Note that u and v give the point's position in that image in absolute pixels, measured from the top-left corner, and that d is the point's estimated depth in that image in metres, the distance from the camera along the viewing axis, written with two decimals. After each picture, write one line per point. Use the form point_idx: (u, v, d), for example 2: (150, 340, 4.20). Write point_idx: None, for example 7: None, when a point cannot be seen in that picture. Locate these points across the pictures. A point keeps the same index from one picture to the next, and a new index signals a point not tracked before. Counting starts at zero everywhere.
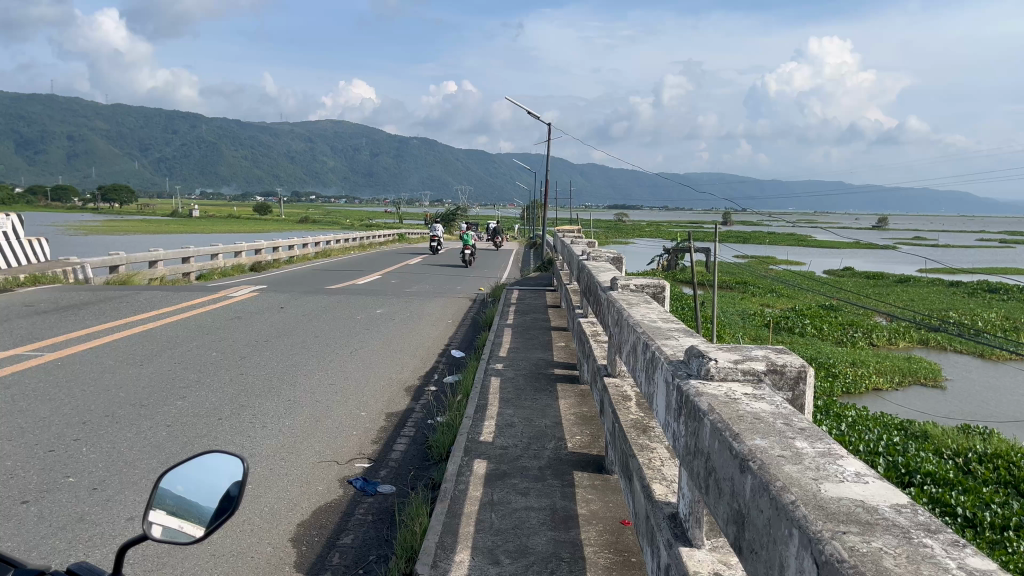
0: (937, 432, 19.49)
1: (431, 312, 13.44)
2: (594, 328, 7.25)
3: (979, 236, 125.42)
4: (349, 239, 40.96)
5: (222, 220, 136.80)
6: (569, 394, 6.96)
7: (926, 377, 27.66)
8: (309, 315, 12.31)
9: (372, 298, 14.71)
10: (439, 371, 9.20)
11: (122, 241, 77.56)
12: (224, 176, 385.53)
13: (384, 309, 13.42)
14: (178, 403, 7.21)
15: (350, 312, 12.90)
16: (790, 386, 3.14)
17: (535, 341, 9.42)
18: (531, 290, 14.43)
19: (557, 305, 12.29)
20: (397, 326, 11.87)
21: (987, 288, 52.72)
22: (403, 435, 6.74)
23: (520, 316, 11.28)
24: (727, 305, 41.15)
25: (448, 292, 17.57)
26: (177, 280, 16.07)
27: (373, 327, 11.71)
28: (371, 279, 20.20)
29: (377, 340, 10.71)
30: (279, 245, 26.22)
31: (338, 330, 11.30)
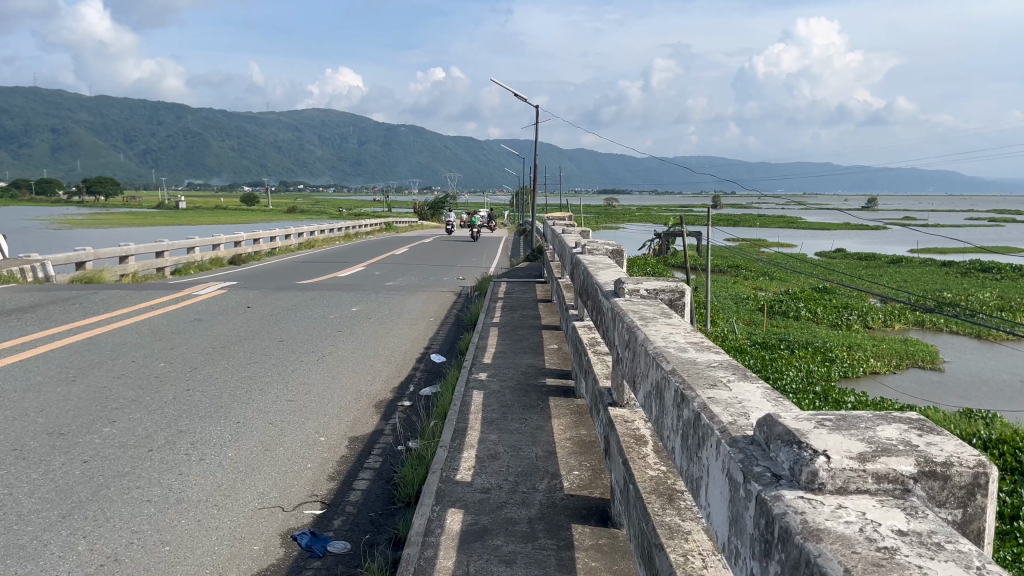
0: (938, 417, 19.03)
1: (413, 309, 12.84)
2: (591, 336, 6.62)
3: (970, 215, 125.37)
4: (336, 229, 40.64)
5: (215, 213, 137.97)
6: (564, 413, 6.34)
7: (924, 360, 27.21)
8: (277, 315, 11.68)
9: (350, 294, 14.11)
10: (416, 381, 8.56)
11: (114, 233, 78.30)
12: (211, 167, 384.89)
13: (361, 307, 12.80)
14: (102, 432, 6.56)
15: (324, 310, 12.28)
16: (958, 502, 1.99)
17: (522, 344, 8.77)
18: (520, 283, 13.83)
19: (547, 300, 11.69)
20: (370, 327, 11.24)
21: (980, 267, 52.40)
22: (367, 469, 6.11)
23: (506, 313, 10.65)
24: (720, 289, 40.72)
25: (434, 285, 17.00)
26: (148, 276, 15.47)
27: (345, 328, 11.09)
28: (354, 271, 19.68)
29: (346, 344, 10.08)
30: (262, 236, 25.70)
31: (305, 332, 10.66)
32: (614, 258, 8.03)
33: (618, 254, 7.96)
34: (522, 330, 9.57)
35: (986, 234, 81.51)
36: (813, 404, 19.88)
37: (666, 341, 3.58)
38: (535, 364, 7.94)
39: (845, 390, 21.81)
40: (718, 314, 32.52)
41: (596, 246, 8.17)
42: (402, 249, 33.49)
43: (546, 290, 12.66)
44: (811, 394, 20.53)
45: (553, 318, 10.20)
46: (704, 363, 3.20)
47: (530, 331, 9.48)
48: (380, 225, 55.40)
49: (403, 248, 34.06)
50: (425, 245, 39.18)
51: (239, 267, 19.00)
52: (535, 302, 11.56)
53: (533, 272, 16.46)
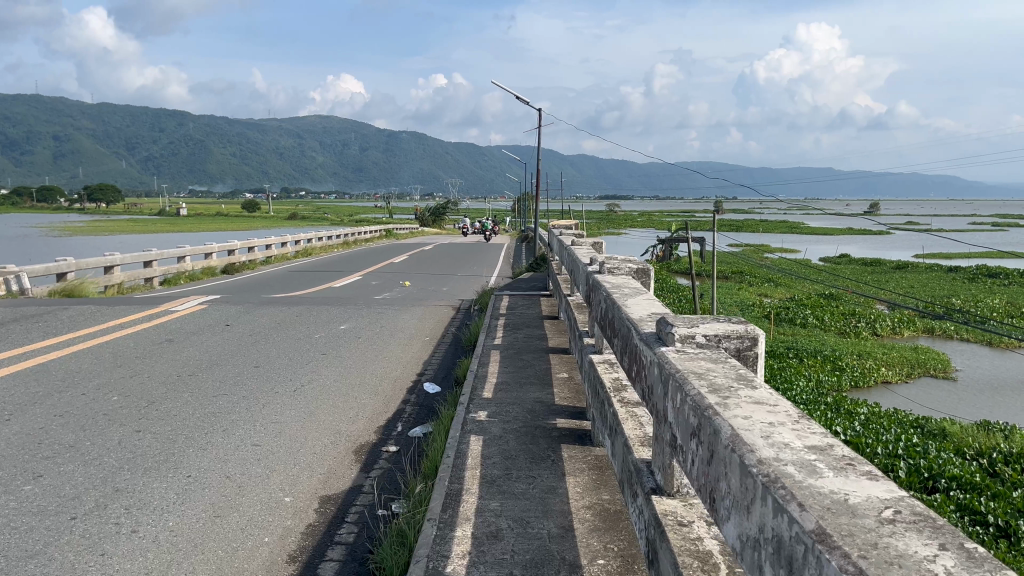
0: (956, 429, 18.37)
1: (407, 327, 12.22)
2: (613, 376, 5.95)
3: (972, 220, 124.77)
4: (335, 236, 40.15)
5: (214, 220, 137.87)
6: (581, 468, 5.63)
7: (936, 368, 26.50)
8: (257, 336, 11.05)
9: (340, 309, 13.49)
10: (404, 420, 7.92)
11: (113, 241, 78.11)
12: (213, 174, 385.33)
13: (352, 324, 12.18)
14: (22, 491, 5.84)
15: (312, 329, 11.67)
16: None
17: (526, 374, 8.12)
18: (522, 297, 13.21)
19: (552, 317, 11.07)
20: (356, 349, 10.59)
21: (988, 272, 51.73)
22: (341, 541, 5.39)
23: (508, 334, 10.01)
24: (725, 295, 40.12)
25: (432, 298, 16.38)
26: (134, 288, 14.87)
27: (329, 350, 10.44)
28: (348, 282, 19.07)
29: (327, 372, 9.40)
30: (256, 244, 25.13)
31: (283, 357, 9.99)
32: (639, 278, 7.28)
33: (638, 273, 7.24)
34: (525, 354, 8.94)
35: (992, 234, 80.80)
36: (825, 415, 19.20)
37: (773, 445, 2.39)
38: (542, 400, 7.28)
39: (857, 400, 21.13)
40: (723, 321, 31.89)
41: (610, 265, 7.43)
42: (401, 256, 32.99)
43: (551, 306, 12.03)
44: (822, 405, 19.86)
45: (559, 340, 9.54)
46: (834, 489, 2.11)
47: (536, 356, 8.84)
48: (380, 232, 54.91)
49: (401, 256, 33.51)
50: (425, 251, 38.70)
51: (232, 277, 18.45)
52: (540, 320, 10.92)
53: (536, 283, 15.84)
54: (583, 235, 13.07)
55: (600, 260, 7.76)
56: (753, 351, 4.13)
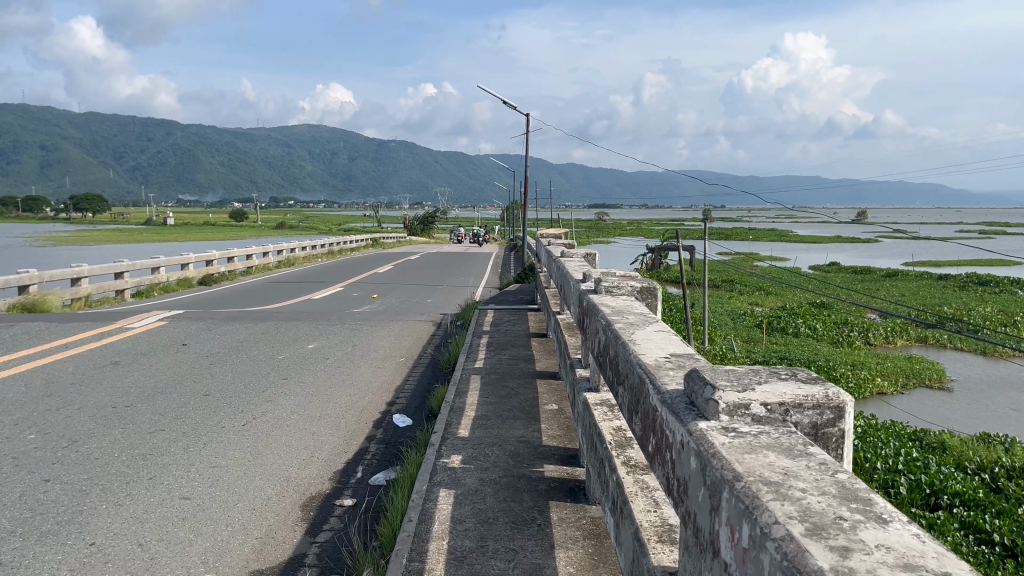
0: (955, 442, 17.93)
1: (383, 345, 11.66)
2: (609, 424, 5.24)
3: (962, 228, 125.09)
4: (322, 244, 39.84)
5: (203, 229, 138.24)
6: (573, 532, 4.90)
7: (931, 378, 26.06)
8: (216, 357, 10.40)
9: (312, 325, 12.94)
10: (365, 464, 7.11)
11: (102, 250, 78.52)
12: (201, 184, 385.21)
13: (323, 343, 11.58)
14: None
15: (279, 348, 11.08)
16: None
17: (509, 406, 7.48)
18: (507, 312, 12.67)
19: (540, 335, 10.51)
20: (319, 374, 9.89)
21: (980, 280, 51.49)
22: None
23: (490, 357, 9.41)
24: (716, 304, 39.77)
25: (413, 311, 15.82)
26: (104, 300, 14.35)
27: (289, 376, 9.74)
28: (327, 294, 18.55)
29: (283, 403, 8.66)
30: (236, 254, 24.65)
31: (236, 385, 9.26)
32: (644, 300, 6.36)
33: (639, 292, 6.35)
34: (508, 381, 8.30)
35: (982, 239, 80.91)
36: None
37: None
38: (527, 439, 6.64)
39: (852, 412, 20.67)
40: (715, 331, 31.47)
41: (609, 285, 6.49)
42: (387, 266, 32.63)
43: (539, 324, 11.42)
44: None
45: (545, 364, 8.93)
46: None
47: (523, 385, 8.18)
48: (367, 240, 54.74)
49: (387, 266, 33.13)
50: (411, 261, 38.37)
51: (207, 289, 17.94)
52: (525, 339, 10.32)
53: (523, 297, 15.27)
54: (573, 247, 12.48)
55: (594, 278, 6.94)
56: (837, 429, 2.96)
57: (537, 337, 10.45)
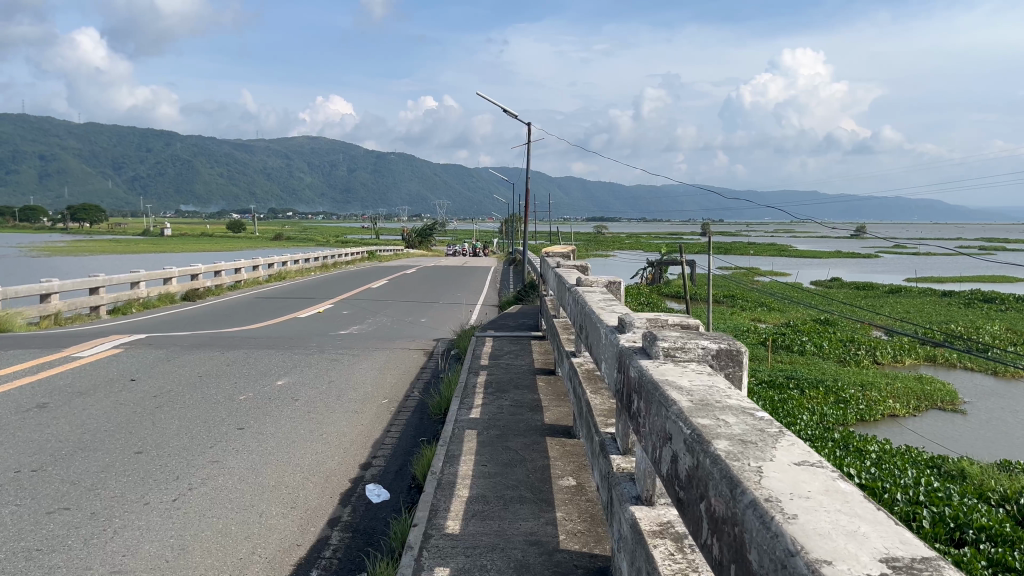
0: (975, 472, 16.91)
1: (364, 383, 10.43)
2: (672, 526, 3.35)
3: (959, 242, 125.32)
4: (317, 257, 39.22)
5: (200, 241, 137.88)
6: None
7: (944, 402, 25.01)
8: (163, 399, 9.05)
9: (285, 357, 11.74)
10: (321, 567, 5.30)
11: (97, 261, 78.12)
12: (200, 194, 385.04)
13: (293, 379, 10.34)
14: None
15: (241, 385, 9.87)
16: None
17: (514, 478, 5.70)
18: (507, 343, 11.48)
19: (545, 372, 9.19)
20: (282, 424, 8.33)
21: (983, 297, 50.70)
22: None
23: (489, 403, 7.66)
24: (719, 321, 38.88)
25: (400, 337, 14.68)
26: (75, 318, 13.64)
27: (244, 427, 8.17)
28: (312, 314, 17.47)
29: (230, 466, 7.00)
30: (223, 270, 23.72)
31: (177, 440, 7.64)
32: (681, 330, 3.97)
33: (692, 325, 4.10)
34: (511, 442, 6.50)
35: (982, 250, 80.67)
36: (832, 452, 17.72)
37: None
38: (537, 541, 4.71)
39: (865, 437, 19.63)
40: None
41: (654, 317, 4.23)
42: (382, 282, 31.83)
43: (543, 358, 10.08)
44: (828, 442, 18.38)
45: (554, 413, 7.30)
46: None
47: (531, 449, 6.29)
48: (363, 254, 54.11)
49: (381, 281, 32.33)
50: (408, 276, 37.61)
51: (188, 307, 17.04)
52: (531, 378, 8.81)
53: (523, 323, 14.09)
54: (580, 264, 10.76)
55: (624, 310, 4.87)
56: None
57: (543, 375, 9.03)
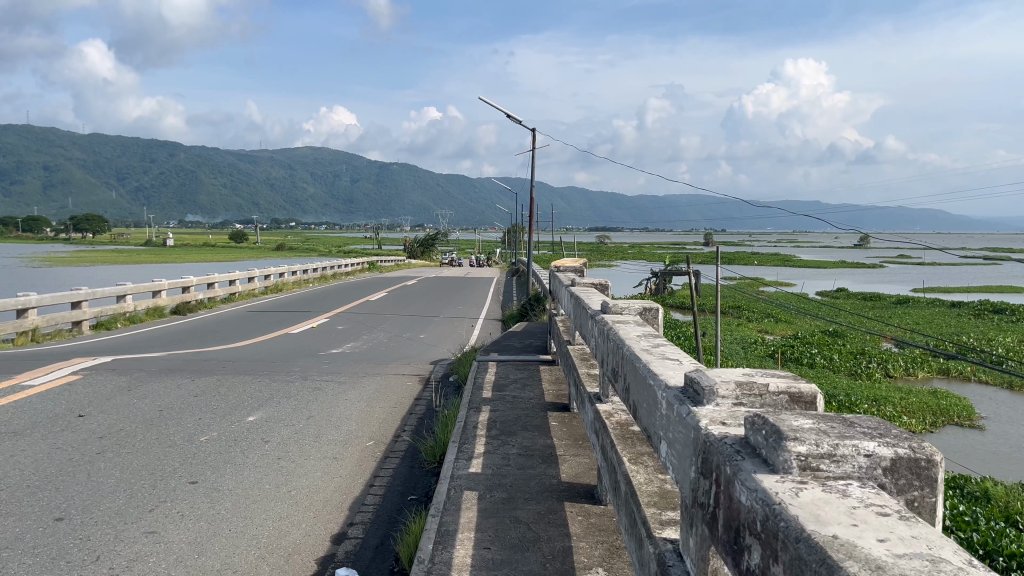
0: (1002, 495, 15.99)
1: (350, 418, 9.51)
2: None
3: (962, 255, 124.55)
4: (317, 268, 38.64)
5: (201, 250, 137.09)
6: None
7: (961, 417, 23.97)
8: (111, 441, 7.96)
9: (266, 387, 10.93)
10: None
11: (96, 270, 77.15)
12: (203, 205, 385.23)
13: (268, 413, 9.43)
14: None
15: (207, 420, 8.94)
16: None
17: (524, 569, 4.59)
18: (512, 371, 10.68)
19: (555, 410, 8.30)
20: (243, 477, 7.10)
21: (993, 308, 49.88)
22: None
23: (491, 456, 6.62)
24: (725, 332, 38.07)
25: (395, 360, 13.91)
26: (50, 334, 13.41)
27: (198, 481, 6.95)
28: (303, 330, 16.69)
29: (167, 540, 5.68)
30: (217, 282, 23.06)
31: (111, 501, 6.36)
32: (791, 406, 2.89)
33: (802, 397, 2.91)
34: (521, 511, 5.40)
35: (988, 256, 79.58)
36: None
37: None
38: None
39: None
40: (727, 363, 29.68)
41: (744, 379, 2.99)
42: (382, 293, 31.27)
43: (552, 391, 9.26)
44: None
45: (570, 467, 6.25)
46: None
47: (547, 524, 5.19)
48: (364, 265, 53.51)
49: (381, 292, 31.78)
50: (408, 287, 37.02)
51: (170, 324, 16.30)
52: (542, 419, 7.87)
53: (530, 346, 13.31)
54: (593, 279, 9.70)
55: (683, 362, 3.57)
56: None
57: (556, 414, 8.11)
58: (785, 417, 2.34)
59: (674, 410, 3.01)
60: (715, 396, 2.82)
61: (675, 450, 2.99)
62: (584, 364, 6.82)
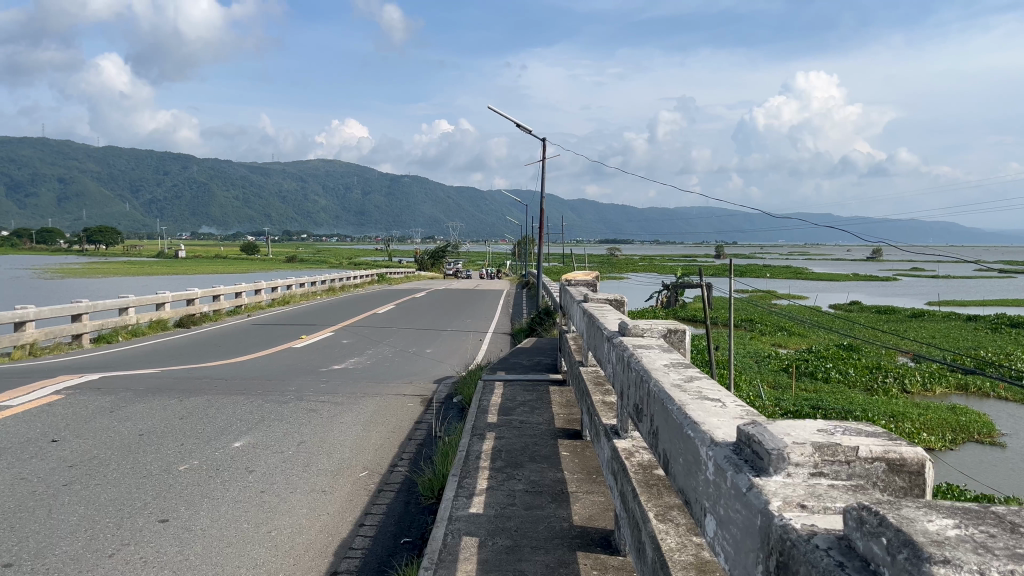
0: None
1: (344, 444, 9.16)
2: None
3: (977, 270, 123.00)
4: (322, 280, 38.26)
5: (207, 261, 136.49)
6: None
7: (981, 434, 23.17)
8: (81, 473, 7.53)
9: (258, 409, 10.57)
10: None
11: (101, 283, 76.13)
12: (214, 216, 385.18)
13: (255, 439, 9.09)
14: None
15: (189, 448, 8.58)
16: None
17: None
18: (521, 393, 10.29)
19: (566, 438, 7.90)
20: (219, 513, 6.60)
21: (1009, 322, 49.09)
22: None
23: (494, 494, 6.22)
24: (738, 346, 37.47)
25: (397, 378, 13.54)
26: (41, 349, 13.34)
27: (168, 518, 6.44)
28: (303, 345, 16.30)
29: None
30: (219, 295, 22.75)
31: (67, 545, 5.83)
32: (895, 483, 2.20)
33: (901, 460, 2.20)
34: (526, 562, 4.98)
35: (1003, 268, 78.49)
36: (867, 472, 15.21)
37: None
38: None
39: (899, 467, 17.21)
40: (740, 376, 29.04)
41: (818, 433, 2.33)
42: (389, 305, 30.99)
43: (562, 415, 8.88)
44: None
45: (583, 508, 5.84)
46: None
47: None
48: (371, 278, 53.00)
49: (388, 305, 31.50)
50: (416, 300, 36.67)
51: (163, 339, 16.00)
52: (552, 448, 7.49)
53: (539, 364, 12.92)
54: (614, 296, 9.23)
55: (725, 405, 2.89)
56: None
57: (568, 442, 7.74)
58: (905, 510, 1.72)
59: (726, 476, 2.37)
60: (785, 463, 2.18)
61: (730, 530, 2.35)
62: (598, 390, 6.36)
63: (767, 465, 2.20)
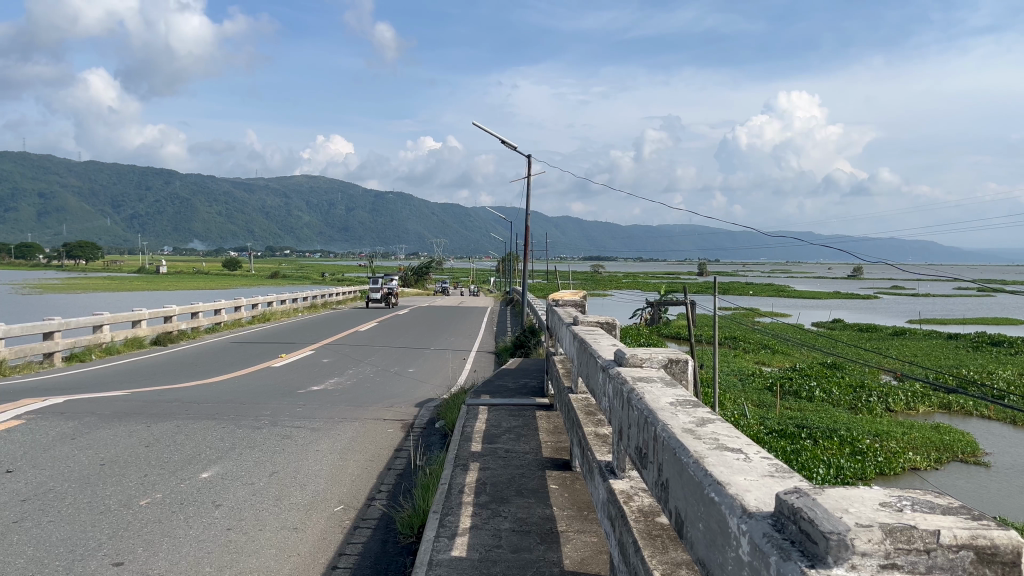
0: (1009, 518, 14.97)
1: (319, 474, 8.90)
2: None
3: (955, 288, 124.22)
4: (306, 297, 38.11)
5: (191, 278, 136.95)
6: None
7: (965, 453, 22.97)
8: (35, 509, 7.23)
9: (229, 435, 10.30)
10: None
11: (85, 297, 76.36)
12: (198, 232, 385.25)
13: (224, 468, 8.80)
14: None
15: (155, 478, 8.30)
16: None
17: None
18: (508, 418, 10.03)
19: (557, 469, 7.66)
20: (180, 555, 6.29)
21: (990, 340, 49.29)
22: None
23: (476, 536, 5.95)
24: (723, 364, 37.41)
25: (378, 401, 13.25)
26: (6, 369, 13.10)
27: (123, 561, 6.11)
28: (279, 364, 15.97)
29: None
30: (200, 312, 22.48)
31: None
32: (982, 564, 1.80)
33: (994, 547, 1.82)
34: None
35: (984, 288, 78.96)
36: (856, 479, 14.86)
37: None
38: None
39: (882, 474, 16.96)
40: (725, 396, 28.88)
41: (884, 509, 1.93)
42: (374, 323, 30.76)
43: (550, 444, 8.65)
44: None
45: (574, 550, 5.59)
46: None
47: None
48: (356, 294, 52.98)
49: (370, 322, 31.16)
50: (399, 317, 36.25)
51: (134, 358, 15.65)
52: (539, 480, 7.27)
53: (524, 386, 12.70)
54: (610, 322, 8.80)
55: (749, 459, 2.65)
56: None
57: (556, 473, 7.53)
58: None
59: (767, 561, 1.97)
60: (849, 553, 1.76)
61: None
62: (591, 421, 6.08)
63: (823, 554, 1.80)
